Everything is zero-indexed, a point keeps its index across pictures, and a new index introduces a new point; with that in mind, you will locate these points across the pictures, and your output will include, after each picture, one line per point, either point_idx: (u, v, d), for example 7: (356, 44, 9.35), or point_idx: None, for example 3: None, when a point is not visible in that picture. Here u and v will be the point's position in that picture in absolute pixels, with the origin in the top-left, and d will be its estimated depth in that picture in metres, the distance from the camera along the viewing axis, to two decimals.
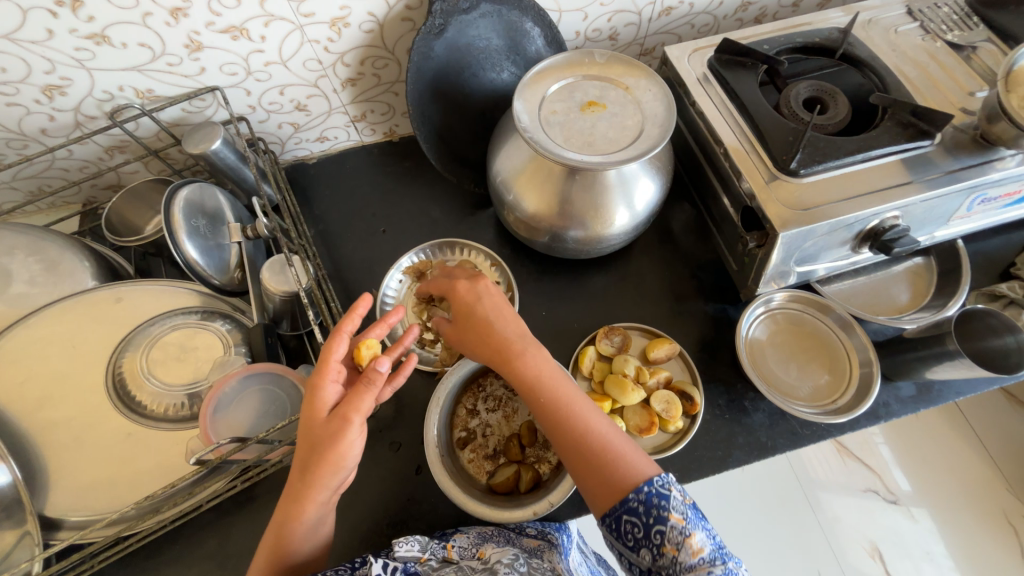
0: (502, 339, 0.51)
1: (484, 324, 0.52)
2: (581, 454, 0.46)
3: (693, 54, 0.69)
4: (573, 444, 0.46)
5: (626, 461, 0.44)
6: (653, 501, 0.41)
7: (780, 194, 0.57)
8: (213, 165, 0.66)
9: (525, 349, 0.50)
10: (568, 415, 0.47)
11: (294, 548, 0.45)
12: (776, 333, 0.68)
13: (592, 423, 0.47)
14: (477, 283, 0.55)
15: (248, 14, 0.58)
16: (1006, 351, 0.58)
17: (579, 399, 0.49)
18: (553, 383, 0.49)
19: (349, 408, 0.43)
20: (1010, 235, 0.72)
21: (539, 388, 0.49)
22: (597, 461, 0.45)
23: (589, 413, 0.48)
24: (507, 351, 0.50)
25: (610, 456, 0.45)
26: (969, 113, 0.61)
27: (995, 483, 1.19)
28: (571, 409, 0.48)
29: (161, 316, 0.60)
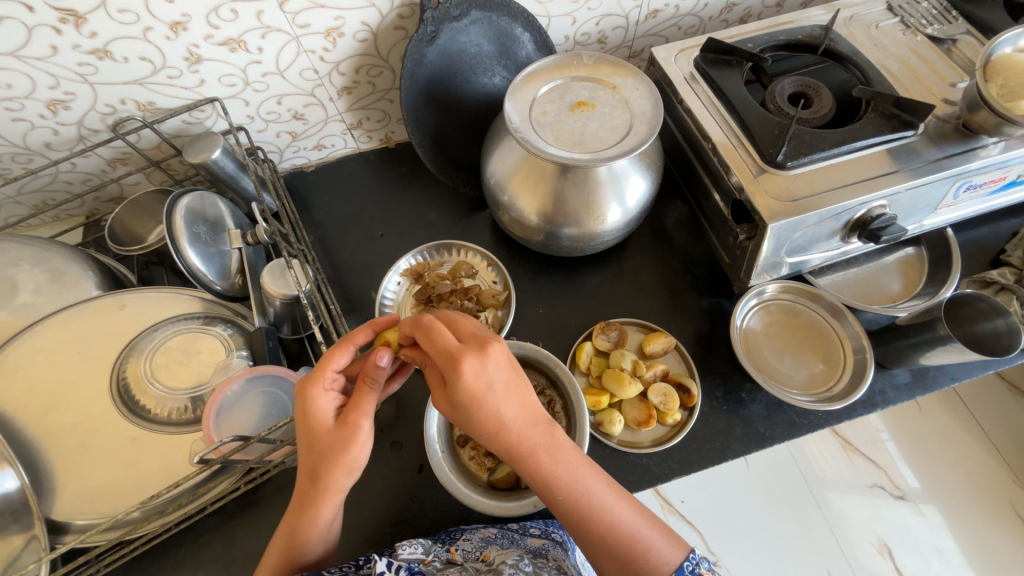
0: (518, 434, 0.44)
1: (492, 417, 0.43)
2: (605, 552, 0.44)
3: (680, 54, 0.71)
4: (599, 543, 0.44)
5: (653, 553, 0.44)
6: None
7: (768, 186, 0.58)
8: (213, 174, 0.67)
9: (536, 451, 0.45)
10: (591, 516, 0.44)
11: (301, 550, 0.46)
12: (771, 324, 0.69)
13: (612, 510, 0.45)
14: (483, 358, 0.43)
15: (246, 26, 0.60)
16: (997, 334, 0.59)
17: (595, 496, 0.45)
18: (574, 478, 0.45)
19: (353, 414, 0.44)
20: (998, 223, 0.73)
21: (555, 493, 0.45)
22: (625, 562, 0.44)
23: (611, 500, 0.45)
24: (520, 445, 0.44)
25: (638, 553, 0.44)
26: (951, 103, 0.62)
27: (1002, 476, 1.18)
28: (590, 512, 0.44)
29: (164, 321, 0.62)
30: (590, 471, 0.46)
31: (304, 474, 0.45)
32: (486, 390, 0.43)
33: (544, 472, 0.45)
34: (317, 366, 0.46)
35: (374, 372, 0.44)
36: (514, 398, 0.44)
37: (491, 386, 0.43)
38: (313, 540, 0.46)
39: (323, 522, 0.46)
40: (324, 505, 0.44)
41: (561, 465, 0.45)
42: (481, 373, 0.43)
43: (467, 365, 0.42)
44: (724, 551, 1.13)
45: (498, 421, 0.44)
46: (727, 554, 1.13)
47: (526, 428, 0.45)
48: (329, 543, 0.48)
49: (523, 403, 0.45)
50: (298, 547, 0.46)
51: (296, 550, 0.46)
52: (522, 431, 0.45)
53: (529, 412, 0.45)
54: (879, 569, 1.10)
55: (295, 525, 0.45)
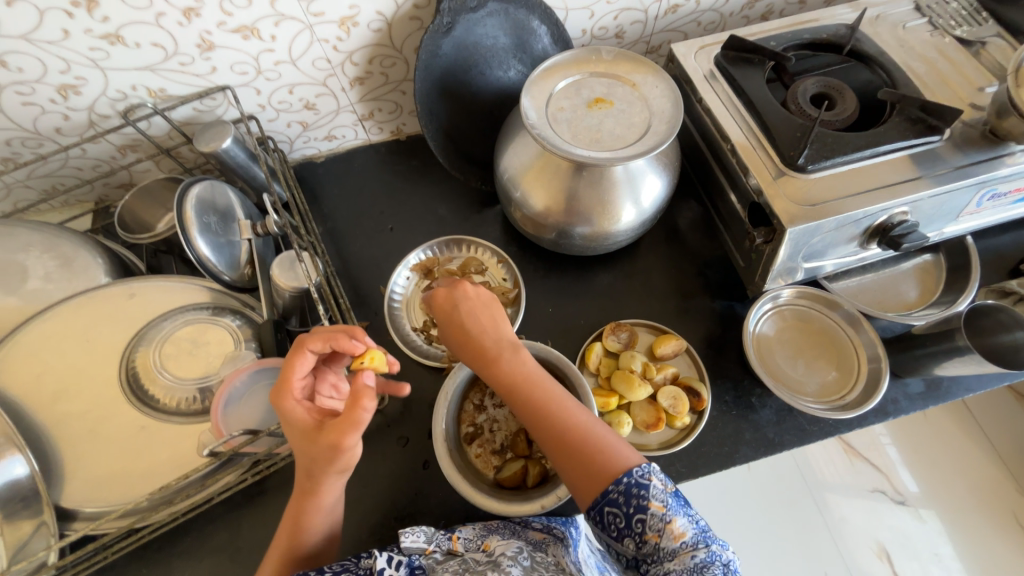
0: (489, 346, 0.55)
1: (468, 330, 0.56)
2: (568, 455, 0.48)
3: (700, 51, 0.69)
4: (553, 441, 0.49)
5: (606, 451, 0.47)
6: (632, 490, 0.44)
7: (787, 189, 0.57)
8: (224, 163, 0.67)
9: (502, 354, 0.54)
10: (546, 415, 0.50)
11: (303, 538, 0.47)
12: (783, 329, 0.68)
13: (573, 414, 0.50)
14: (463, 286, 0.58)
15: (259, 14, 0.59)
16: (1017, 347, 0.57)
17: (555, 396, 0.52)
18: (536, 386, 0.52)
19: (338, 433, 0.41)
20: (1020, 232, 0.72)
21: (519, 388, 0.52)
22: (578, 459, 0.47)
23: (571, 406, 0.51)
24: (491, 355, 0.54)
25: (589, 452, 0.48)
26: (978, 109, 0.61)
27: (1005, 486, 1.17)
28: (547, 410, 0.51)
29: (174, 311, 0.61)
30: (555, 383, 0.53)
31: (301, 474, 0.44)
32: (468, 304, 0.56)
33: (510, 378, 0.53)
34: (281, 378, 0.45)
35: (361, 393, 0.41)
36: (489, 312, 0.57)
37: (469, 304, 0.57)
38: (315, 528, 0.47)
39: (327, 506, 0.47)
40: (325, 492, 0.45)
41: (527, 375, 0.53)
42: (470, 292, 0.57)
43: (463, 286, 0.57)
44: None
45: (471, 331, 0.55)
46: None
47: (498, 342, 0.55)
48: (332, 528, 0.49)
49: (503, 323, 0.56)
50: (302, 531, 0.47)
51: (301, 537, 0.47)
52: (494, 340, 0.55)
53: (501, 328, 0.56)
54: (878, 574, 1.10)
55: (299, 511, 0.47)
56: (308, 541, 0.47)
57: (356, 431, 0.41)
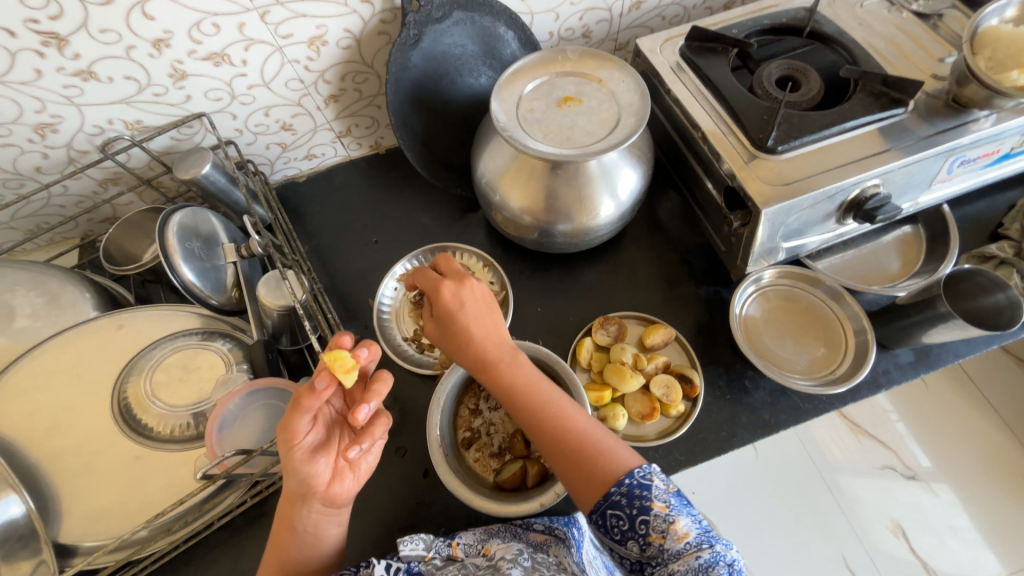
0: (482, 350, 0.54)
1: (466, 334, 0.54)
2: (568, 459, 0.48)
3: (666, 44, 0.70)
4: (552, 445, 0.50)
5: (605, 455, 0.48)
6: (634, 492, 0.44)
7: (759, 171, 0.58)
8: (204, 189, 0.67)
9: (499, 359, 0.53)
10: (546, 419, 0.50)
11: (291, 548, 0.48)
12: (770, 310, 0.69)
13: (574, 418, 0.51)
14: (462, 286, 0.54)
15: (228, 39, 0.60)
16: (998, 309, 0.58)
17: (555, 402, 0.51)
18: (536, 390, 0.52)
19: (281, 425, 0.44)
20: (995, 196, 0.73)
21: (517, 394, 0.52)
22: (579, 462, 0.48)
23: (571, 410, 0.51)
24: (492, 358, 0.53)
25: (590, 453, 0.48)
26: (940, 79, 0.62)
27: (1013, 451, 1.17)
28: (547, 416, 0.51)
29: (163, 339, 0.61)
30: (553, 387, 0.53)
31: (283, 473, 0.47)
32: (459, 309, 0.54)
33: (510, 381, 0.52)
34: None
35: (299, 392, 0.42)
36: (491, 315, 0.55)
37: (465, 309, 0.53)
38: (298, 542, 0.48)
39: (296, 526, 0.48)
40: (302, 502, 0.47)
41: (527, 378, 0.53)
42: (456, 295, 0.54)
43: (447, 290, 0.53)
44: (739, 542, 1.13)
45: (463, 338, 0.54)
46: (742, 544, 1.12)
47: (499, 346, 0.54)
48: (315, 552, 0.49)
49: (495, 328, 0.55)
50: (286, 541, 0.48)
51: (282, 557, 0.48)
52: (485, 346, 0.54)
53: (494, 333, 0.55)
54: (894, 551, 1.10)
55: (278, 529, 0.48)
56: (294, 551, 0.49)
57: (290, 427, 0.43)
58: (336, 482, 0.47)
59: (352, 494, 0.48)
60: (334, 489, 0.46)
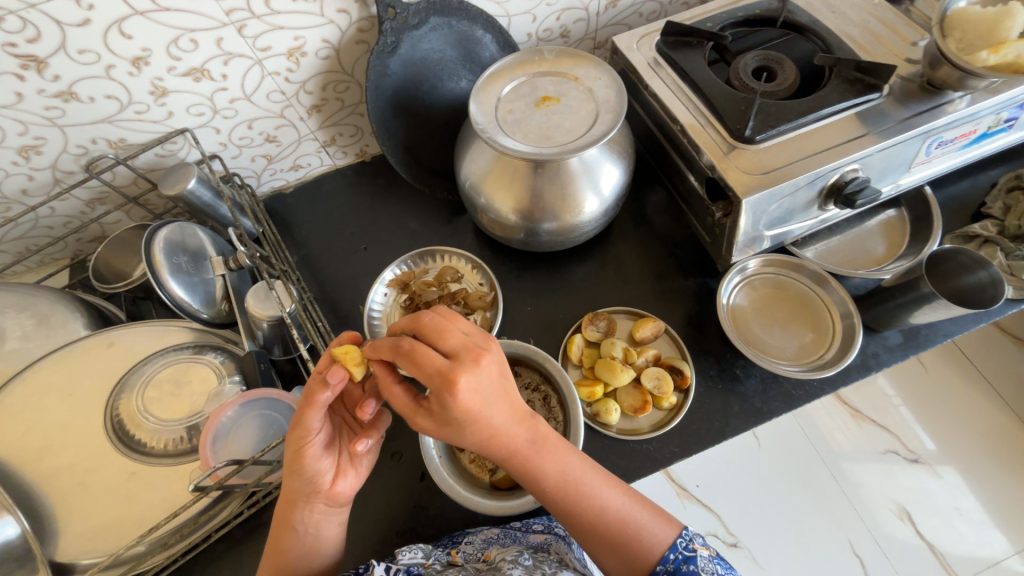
0: (503, 443, 0.46)
1: (484, 429, 0.44)
2: (600, 538, 0.46)
3: (642, 40, 0.71)
4: (588, 526, 0.47)
5: (643, 536, 0.46)
6: (682, 565, 0.45)
7: (739, 161, 0.58)
8: (191, 205, 0.68)
9: (526, 451, 0.47)
10: (579, 505, 0.47)
11: (288, 553, 0.48)
12: (757, 298, 0.69)
13: (607, 498, 0.47)
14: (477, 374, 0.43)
15: (207, 54, 0.61)
16: (982, 286, 0.58)
17: (584, 477, 0.48)
18: (566, 473, 0.47)
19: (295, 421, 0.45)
20: (977, 176, 0.74)
21: (548, 488, 0.47)
22: (618, 548, 0.46)
23: (601, 486, 0.48)
24: (516, 448, 0.46)
25: (628, 537, 0.46)
26: (914, 62, 0.62)
27: (1013, 429, 1.17)
28: (579, 498, 0.47)
29: (154, 354, 0.62)
30: (581, 458, 0.49)
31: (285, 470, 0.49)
32: (479, 404, 0.43)
33: (537, 466, 0.47)
34: None
35: (314, 386, 0.44)
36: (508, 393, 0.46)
37: (483, 400, 0.43)
38: (296, 544, 0.48)
39: (297, 528, 0.48)
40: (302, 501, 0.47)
41: (552, 462, 0.47)
42: (475, 387, 0.43)
43: (463, 382, 0.42)
44: (745, 533, 1.13)
45: (483, 435, 0.45)
46: (748, 535, 1.12)
47: (519, 433, 0.46)
48: (314, 557, 0.50)
49: (514, 407, 0.46)
50: (284, 544, 0.48)
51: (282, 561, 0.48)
52: (509, 432, 0.46)
53: (517, 421, 0.46)
54: (900, 535, 1.10)
55: (277, 532, 0.49)
56: (292, 556, 0.48)
57: (305, 422, 0.45)
58: (339, 479, 0.48)
59: (354, 491, 0.49)
60: (337, 487, 0.48)
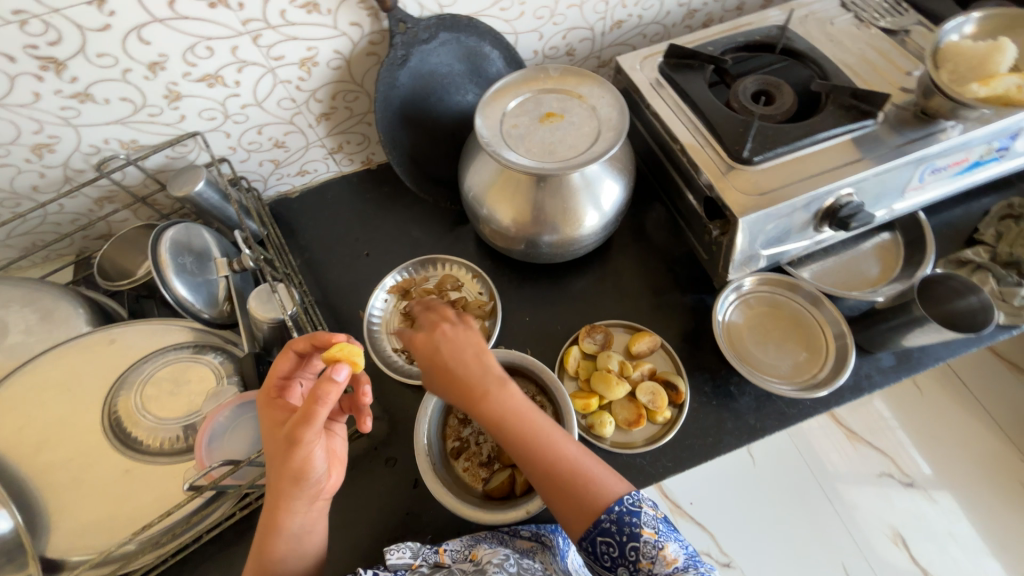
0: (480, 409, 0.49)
1: (480, 407, 0.48)
2: (558, 490, 0.47)
3: (645, 61, 0.73)
4: (546, 479, 0.47)
5: (598, 485, 0.47)
6: (625, 518, 0.45)
7: (737, 181, 0.60)
8: (198, 206, 0.69)
9: (489, 395, 0.48)
10: (537, 453, 0.48)
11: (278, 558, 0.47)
12: (752, 316, 0.70)
13: (563, 449, 0.48)
14: (490, 368, 0.49)
15: (222, 61, 0.62)
16: (972, 311, 0.60)
17: (543, 428, 0.49)
18: (524, 423, 0.48)
19: (296, 431, 0.44)
20: (970, 203, 0.75)
21: (509, 434, 0.48)
22: (575, 501, 0.47)
23: (558, 439, 0.49)
24: (478, 398, 0.49)
25: (583, 486, 0.47)
26: (908, 91, 0.64)
27: (1011, 456, 1.17)
28: (535, 446, 0.48)
29: (155, 352, 0.62)
30: (543, 412, 0.50)
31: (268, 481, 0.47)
32: (481, 390, 0.48)
33: (499, 420, 0.48)
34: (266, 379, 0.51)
35: (323, 392, 0.44)
36: (473, 346, 0.50)
37: (488, 388, 0.49)
38: (283, 545, 0.47)
39: (290, 532, 0.47)
40: (293, 508, 0.47)
41: (512, 413, 0.48)
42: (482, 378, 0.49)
43: (478, 373, 0.49)
44: (737, 552, 1.12)
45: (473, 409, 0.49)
46: (741, 555, 1.12)
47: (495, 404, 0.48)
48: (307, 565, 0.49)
49: (495, 381, 0.49)
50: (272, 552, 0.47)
51: (267, 566, 0.47)
52: (489, 403, 0.48)
53: (495, 390, 0.49)
54: (895, 559, 1.09)
55: (263, 539, 0.47)
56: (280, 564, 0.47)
57: (313, 426, 0.44)
58: (333, 474, 0.50)
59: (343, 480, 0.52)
60: (332, 482, 0.50)
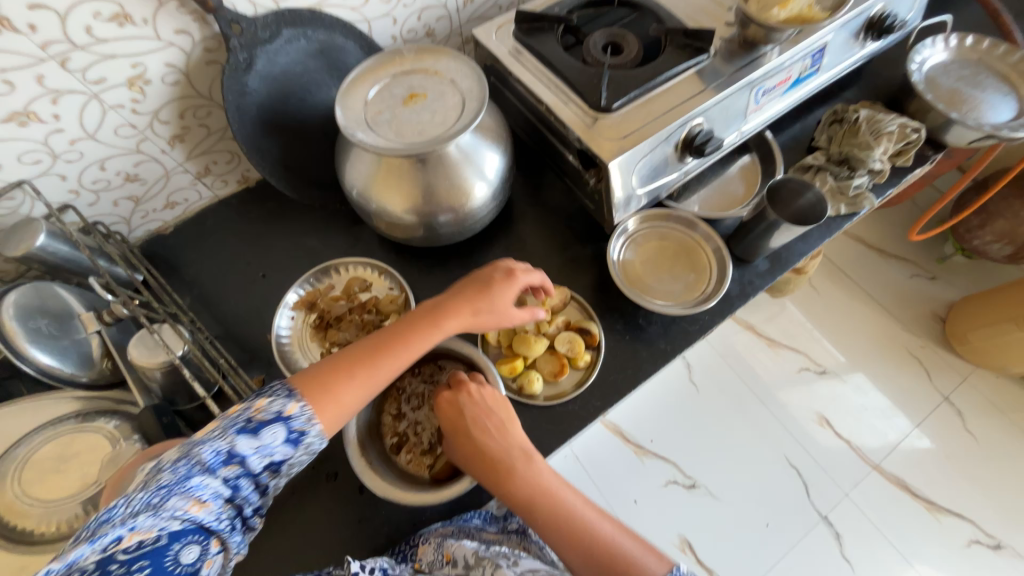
0: (493, 454, 0.55)
1: (489, 448, 0.55)
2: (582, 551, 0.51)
3: (501, 30, 0.75)
4: (570, 540, 0.51)
5: (633, 558, 0.50)
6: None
7: (602, 129, 0.64)
8: (46, 263, 0.61)
9: (513, 461, 0.55)
10: (556, 514, 0.53)
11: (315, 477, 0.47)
12: (644, 251, 0.75)
13: (582, 513, 0.53)
14: (499, 412, 0.57)
15: (29, 95, 0.55)
16: (811, 206, 0.69)
17: (563, 490, 0.54)
18: (542, 482, 0.54)
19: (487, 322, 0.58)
20: (807, 115, 0.86)
21: (530, 491, 0.54)
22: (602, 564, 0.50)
23: (577, 504, 0.54)
24: (494, 457, 0.55)
25: (614, 555, 0.50)
26: (731, 24, 0.71)
27: (891, 327, 1.38)
28: (556, 504, 0.53)
29: (31, 432, 0.56)
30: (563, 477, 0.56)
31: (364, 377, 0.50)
32: (491, 438, 0.56)
33: (516, 479, 0.54)
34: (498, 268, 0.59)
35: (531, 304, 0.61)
36: (496, 414, 0.57)
37: (492, 429, 0.56)
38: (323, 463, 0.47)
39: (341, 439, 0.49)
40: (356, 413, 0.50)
41: (527, 473, 0.54)
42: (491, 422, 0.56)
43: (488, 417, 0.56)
44: (696, 470, 1.23)
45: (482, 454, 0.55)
46: (699, 471, 1.23)
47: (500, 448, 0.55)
48: None
49: (506, 436, 0.56)
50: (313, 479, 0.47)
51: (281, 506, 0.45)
52: (497, 453, 0.55)
53: (505, 440, 0.56)
54: (822, 438, 1.26)
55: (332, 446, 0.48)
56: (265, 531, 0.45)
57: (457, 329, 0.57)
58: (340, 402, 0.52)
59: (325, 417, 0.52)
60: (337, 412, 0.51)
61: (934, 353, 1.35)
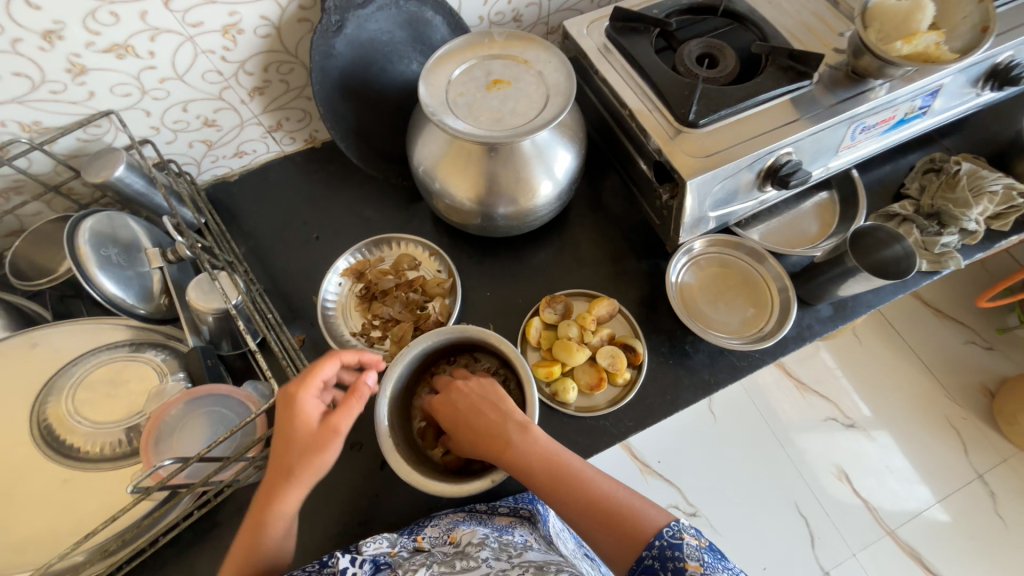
0: (484, 428, 0.56)
1: (483, 426, 0.56)
2: (586, 511, 0.49)
3: (592, 26, 0.72)
4: (574, 502, 0.50)
5: (635, 511, 0.49)
6: (666, 552, 0.45)
7: (684, 144, 0.61)
8: (121, 194, 0.63)
9: (507, 433, 0.54)
10: (556, 479, 0.52)
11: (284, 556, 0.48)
12: (702, 276, 0.72)
13: (584, 476, 0.52)
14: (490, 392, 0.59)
15: (131, 29, 0.56)
16: (896, 259, 0.64)
17: (562, 455, 0.53)
18: (543, 449, 0.53)
19: (337, 419, 0.47)
20: (898, 160, 0.80)
21: (529, 462, 0.53)
22: (605, 519, 0.49)
23: (579, 466, 0.53)
24: (487, 431, 0.55)
25: (618, 510, 0.49)
26: (840, 52, 0.67)
27: (936, 393, 1.30)
28: (556, 468, 0.52)
29: (86, 354, 0.58)
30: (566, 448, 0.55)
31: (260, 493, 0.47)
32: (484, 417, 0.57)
33: (513, 448, 0.54)
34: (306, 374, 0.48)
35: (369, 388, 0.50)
36: (488, 394, 0.59)
37: (488, 404, 0.58)
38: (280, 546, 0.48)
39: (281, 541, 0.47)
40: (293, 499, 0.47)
41: (522, 443, 0.54)
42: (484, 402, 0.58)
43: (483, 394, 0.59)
44: (701, 501, 1.20)
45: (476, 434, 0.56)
46: (704, 503, 1.19)
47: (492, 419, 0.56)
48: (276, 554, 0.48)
49: (498, 411, 0.57)
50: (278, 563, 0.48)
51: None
52: (488, 427, 0.56)
53: (498, 413, 0.57)
54: (840, 494, 1.20)
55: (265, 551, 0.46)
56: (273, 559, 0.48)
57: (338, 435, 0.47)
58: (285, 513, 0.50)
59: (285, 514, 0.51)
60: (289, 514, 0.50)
61: (977, 428, 1.26)
